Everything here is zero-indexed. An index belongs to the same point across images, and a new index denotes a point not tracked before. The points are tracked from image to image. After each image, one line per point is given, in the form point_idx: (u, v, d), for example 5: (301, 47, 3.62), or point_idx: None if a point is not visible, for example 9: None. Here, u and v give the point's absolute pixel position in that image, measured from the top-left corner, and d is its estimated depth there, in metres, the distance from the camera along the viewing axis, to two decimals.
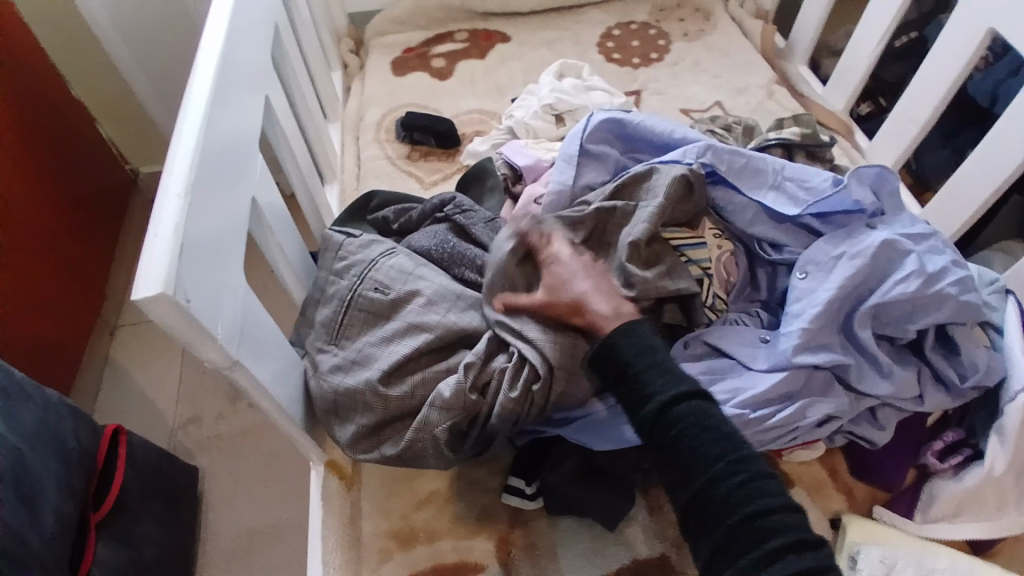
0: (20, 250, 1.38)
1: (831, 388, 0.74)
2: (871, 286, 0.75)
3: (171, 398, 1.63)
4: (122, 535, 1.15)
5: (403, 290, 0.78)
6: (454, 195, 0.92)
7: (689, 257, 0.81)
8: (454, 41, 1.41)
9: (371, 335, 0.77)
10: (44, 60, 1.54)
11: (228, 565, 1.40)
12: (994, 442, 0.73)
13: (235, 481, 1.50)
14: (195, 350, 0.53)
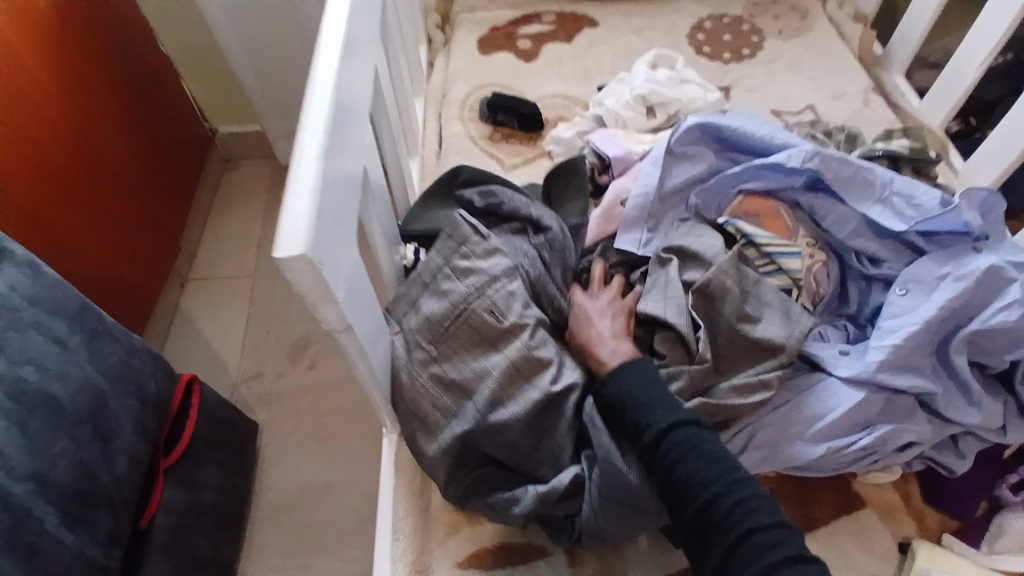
0: (103, 194, 1.44)
1: (915, 413, 0.73)
2: (973, 312, 0.72)
3: (235, 351, 1.70)
4: (187, 480, 1.18)
5: (517, 322, 0.76)
6: (550, 224, 0.86)
7: (780, 265, 0.82)
8: (542, 23, 1.39)
9: (473, 360, 0.76)
10: (128, 5, 1.57)
11: (279, 515, 1.46)
12: None
13: (289, 439, 1.56)
14: (316, 310, 0.56)
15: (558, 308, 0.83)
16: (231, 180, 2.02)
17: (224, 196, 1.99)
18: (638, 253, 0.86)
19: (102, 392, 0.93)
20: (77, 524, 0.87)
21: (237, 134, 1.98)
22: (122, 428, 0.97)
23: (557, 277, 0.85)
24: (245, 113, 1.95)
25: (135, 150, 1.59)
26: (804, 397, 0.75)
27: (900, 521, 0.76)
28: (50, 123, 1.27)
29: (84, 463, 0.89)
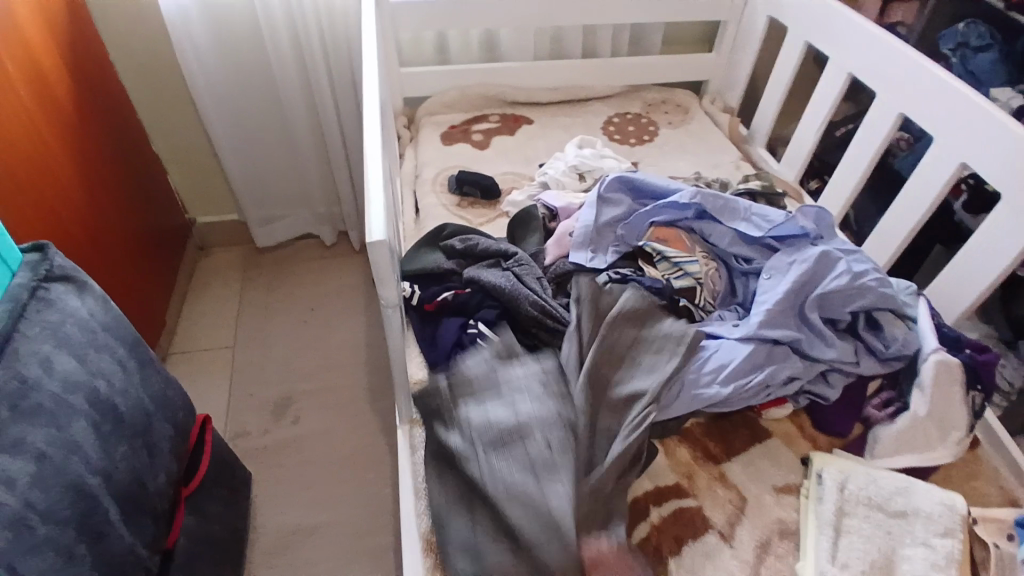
0: (109, 268, 1.62)
1: (791, 356, 1.02)
2: (816, 282, 1.05)
3: (218, 413, 1.80)
4: (198, 507, 1.28)
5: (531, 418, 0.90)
6: (516, 252, 1.16)
7: (685, 270, 1.14)
8: (489, 122, 1.77)
9: (500, 441, 0.88)
10: (126, 114, 1.83)
11: (272, 560, 1.53)
12: (917, 393, 0.98)
13: (278, 489, 1.65)
14: (381, 290, 0.84)
15: (531, 302, 1.06)
16: (205, 267, 2.19)
17: (200, 280, 2.15)
18: (587, 265, 1.14)
19: (149, 412, 1.08)
20: (129, 520, 0.98)
21: (216, 224, 2.19)
22: (163, 446, 1.11)
23: (529, 287, 1.09)
24: (223, 205, 2.18)
25: (134, 234, 1.78)
26: (689, 357, 1.02)
27: (799, 444, 1.02)
28: (72, 200, 1.47)
29: (136, 468, 1.00)
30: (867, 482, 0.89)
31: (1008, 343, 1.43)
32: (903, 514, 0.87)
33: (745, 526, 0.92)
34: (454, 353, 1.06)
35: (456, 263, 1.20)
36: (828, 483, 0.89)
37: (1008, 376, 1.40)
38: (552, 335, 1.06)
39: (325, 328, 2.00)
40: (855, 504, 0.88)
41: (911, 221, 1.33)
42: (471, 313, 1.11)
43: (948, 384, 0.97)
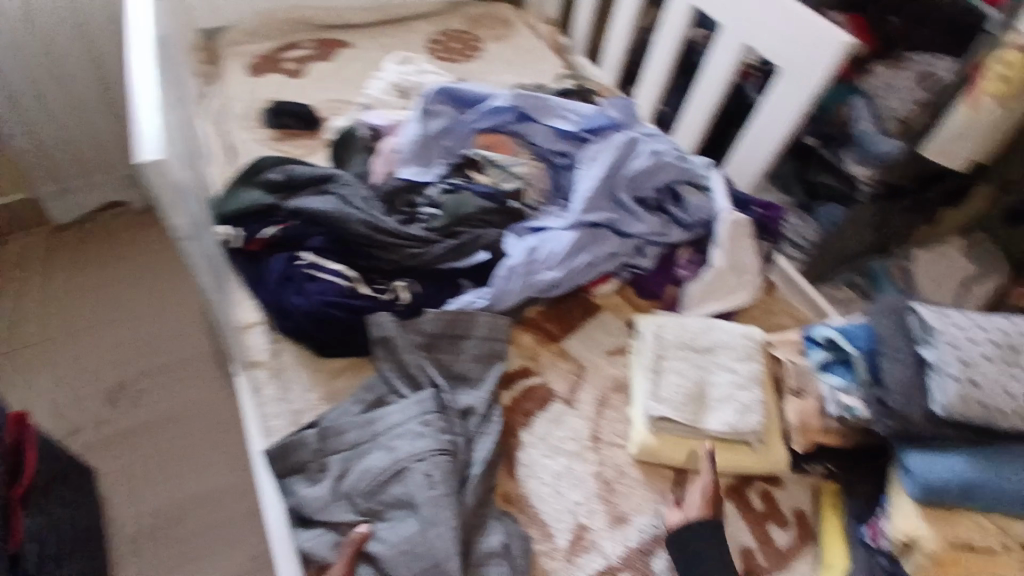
0: None
1: (609, 236, 1.12)
2: (624, 166, 1.15)
3: (50, 411, 1.53)
4: (39, 506, 1.20)
5: (372, 447, 0.87)
6: (337, 174, 1.13)
7: (513, 171, 1.19)
8: (301, 48, 1.65)
9: (349, 446, 0.88)
10: None
11: (142, 547, 1.37)
12: (715, 248, 1.11)
13: (142, 463, 1.48)
14: (166, 215, 0.81)
15: (363, 221, 1.04)
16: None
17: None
18: (416, 181, 1.15)
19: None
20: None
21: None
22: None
23: (355, 206, 1.07)
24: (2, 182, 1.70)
25: None
26: (523, 246, 1.07)
27: (626, 312, 1.15)
28: None
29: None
30: (679, 328, 1.02)
31: (803, 205, 1.49)
32: (710, 349, 1.00)
33: (583, 390, 1.04)
34: (284, 284, 1.04)
35: (277, 197, 1.14)
36: (647, 335, 1.01)
37: (801, 233, 1.46)
38: (385, 249, 1.05)
39: (161, 298, 1.75)
40: (671, 348, 1.00)
41: (707, 103, 1.44)
42: (301, 243, 1.09)
43: (742, 238, 1.12)
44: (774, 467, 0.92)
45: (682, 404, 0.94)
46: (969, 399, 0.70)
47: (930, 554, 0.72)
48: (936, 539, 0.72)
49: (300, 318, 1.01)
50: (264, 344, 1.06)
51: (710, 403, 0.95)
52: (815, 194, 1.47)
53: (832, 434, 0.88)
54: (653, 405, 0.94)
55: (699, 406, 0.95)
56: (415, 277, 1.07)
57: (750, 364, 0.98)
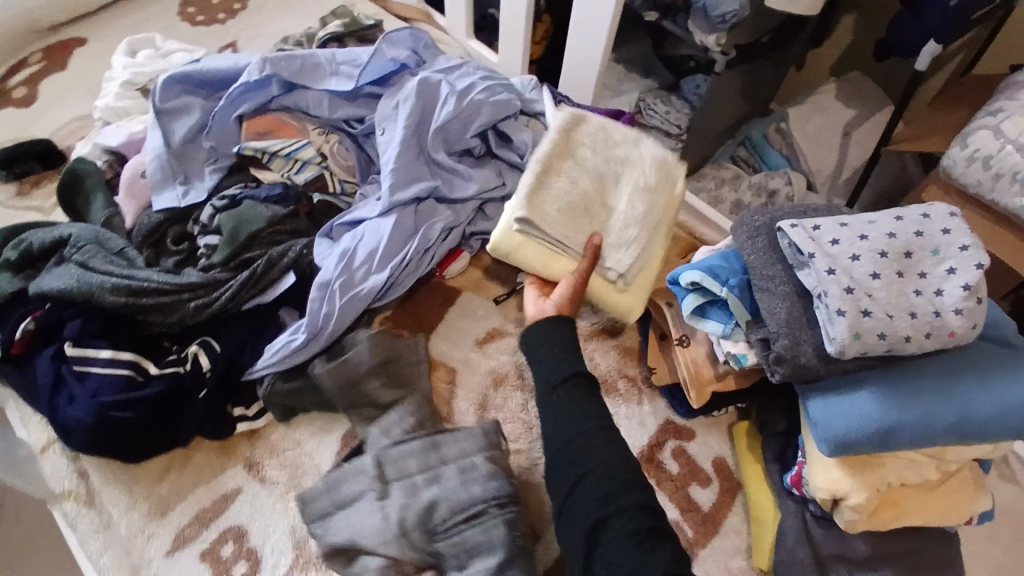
0: None
1: (437, 208, 0.93)
2: (430, 120, 0.94)
3: None
4: None
5: (444, 483, 0.76)
6: (72, 234, 0.88)
7: (302, 159, 0.96)
8: (27, 65, 1.28)
9: (444, 465, 0.77)
10: None
11: None
12: None
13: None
14: None
15: (113, 287, 0.82)
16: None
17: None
18: (180, 205, 0.93)
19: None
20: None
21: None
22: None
23: (103, 269, 0.84)
24: None
25: None
26: (337, 251, 0.88)
27: (488, 287, 0.99)
28: None
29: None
30: (599, 124, 0.82)
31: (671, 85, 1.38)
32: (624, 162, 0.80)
33: (460, 399, 0.90)
34: (57, 394, 0.82)
35: (25, 276, 0.91)
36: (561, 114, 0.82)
37: (677, 118, 1.32)
38: (163, 311, 0.84)
39: None
40: (579, 142, 0.81)
41: (522, 11, 1.15)
42: (60, 333, 0.87)
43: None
44: (628, 312, 0.81)
45: (574, 229, 0.77)
46: (864, 333, 0.59)
47: (858, 506, 0.67)
48: (862, 491, 0.66)
49: (81, 431, 0.79)
50: (65, 467, 0.84)
51: (596, 225, 0.78)
52: (680, 65, 1.35)
53: (727, 378, 0.77)
54: (545, 231, 0.77)
55: (589, 212, 0.78)
56: (214, 330, 0.87)
57: (660, 184, 0.81)
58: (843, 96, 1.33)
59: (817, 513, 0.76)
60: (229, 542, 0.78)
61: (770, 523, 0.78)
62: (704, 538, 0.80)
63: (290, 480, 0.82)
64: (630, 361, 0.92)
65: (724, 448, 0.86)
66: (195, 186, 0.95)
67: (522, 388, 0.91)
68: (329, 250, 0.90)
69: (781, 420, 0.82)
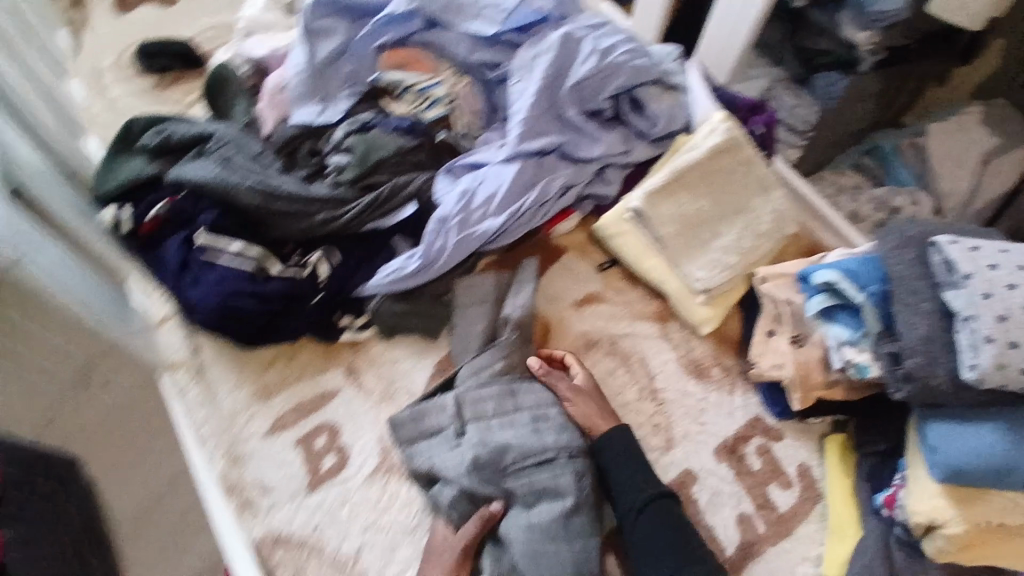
0: None
1: (560, 164, 0.92)
2: (568, 74, 0.93)
3: None
4: None
5: (513, 425, 0.81)
6: (216, 130, 0.92)
7: (433, 97, 0.97)
8: None
9: (521, 410, 0.82)
10: None
11: None
12: None
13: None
14: None
15: (250, 188, 0.87)
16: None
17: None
18: (316, 123, 0.96)
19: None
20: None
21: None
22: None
23: (243, 169, 0.89)
24: None
25: None
26: (457, 190, 0.90)
27: (592, 253, 0.98)
28: None
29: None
30: (741, 157, 0.88)
31: (800, 79, 1.21)
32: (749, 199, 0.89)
33: (550, 355, 0.91)
34: (183, 276, 0.88)
35: (161, 164, 0.95)
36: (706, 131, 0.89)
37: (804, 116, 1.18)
38: (290, 219, 0.88)
39: None
40: (721, 159, 0.87)
41: None
42: (191, 223, 0.90)
43: (737, 156, 0.88)
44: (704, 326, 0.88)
45: (677, 230, 0.85)
46: (1008, 366, 0.57)
47: (952, 538, 0.65)
48: (961, 523, 0.64)
49: (206, 314, 0.85)
50: (180, 342, 0.91)
51: (708, 237, 0.87)
52: (813, 58, 1.16)
53: (836, 388, 0.77)
54: (651, 227, 0.85)
55: (705, 230, 0.87)
56: (331, 244, 0.91)
57: (775, 232, 0.89)
58: (990, 120, 1.21)
59: (904, 539, 0.75)
60: (323, 434, 0.86)
61: (850, 539, 0.79)
62: (776, 537, 0.81)
63: (385, 392, 0.89)
64: (724, 351, 0.92)
65: (811, 458, 0.86)
66: (329, 109, 0.97)
67: (612, 355, 0.92)
68: (448, 187, 0.92)
69: (883, 442, 0.82)
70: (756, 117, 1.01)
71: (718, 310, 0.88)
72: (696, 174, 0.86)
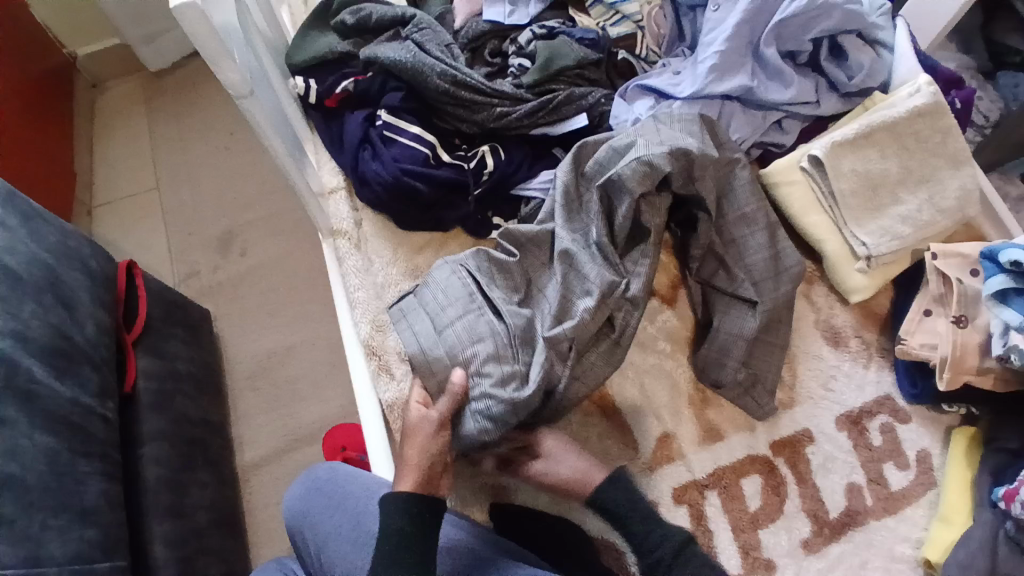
0: (51, 166, 1.46)
1: (740, 107, 0.91)
2: (774, 8, 0.88)
3: (161, 254, 1.52)
4: (155, 350, 1.14)
5: (588, 237, 0.85)
6: (415, 14, 0.97)
7: (622, 13, 0.98)
8: None
9: (575, 266, 0.83)
10: (31, 23, 1.49)
11: (255, 383, 1.39)
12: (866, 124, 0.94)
13: (243, 319, 1.44)
14: (217, 69, 0.68)
15: (441, 73, 0.90)
16: (107, 107, 1.68)
17: (105, 125, 1.66)
18: (505, 23, 0.97)
19: (51, 265, 0.95)
20: (66, 375, 0.91)
21: (100, 55, 1.64)
22: (81, 297, 0.98)
23: (434, 56, 0.92)
24: (102, 29, 1.61)
25: (54, 128, 1.51)
26: (639, 116, 0.91)
27: None
28: (19, 111, 1.39)
29: (52, 323, 0.91)
30: (935, 129, 0.87)
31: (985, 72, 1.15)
32: (929, 176, 0.87)
33: (676, 304, 0.91)
34: (362, 150, 0.94)
35: (353, 43, 1.00)
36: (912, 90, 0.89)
37: (984, 108, 1.10)
38: (471, 109, 0.92)
39: (237, 172, 1.58)
40: (909, 126, 0.87)
41: None
42: (376, 103, 0.96)
43: (937, 124, 0.87)
44: (852, 293, 0.87)
45: (854, 189, 0.85)
46: None
47: None
48: None
49: (378, 186, 0.91)
50: (345, 212, 0.96)
51: (881, 204, 0.86)
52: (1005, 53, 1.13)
53: (988, 376, 0.76)
54: (828, 178, 0.86)
55: (875, 201, 0.86)
56: (501, 142, 0.95)
57: (954, 212, 0.86)
58: None
59: (1013, 536, 0.72)
60: None
61: (956, 527, 0.76)
62: (882, 512, 0.80)
63: (450, 301, 0.82)
64: (867, 325, 0.89)
65: (934, 445, 0.83)
66: (509, 12, 0.97)
67: None
68: (619, 109, 0.93)
69: (1015, 439, 0.78)
70: (956, 90, 0.98)
71: (876, 282, 0.86)
72: (887, 133, 0.87)
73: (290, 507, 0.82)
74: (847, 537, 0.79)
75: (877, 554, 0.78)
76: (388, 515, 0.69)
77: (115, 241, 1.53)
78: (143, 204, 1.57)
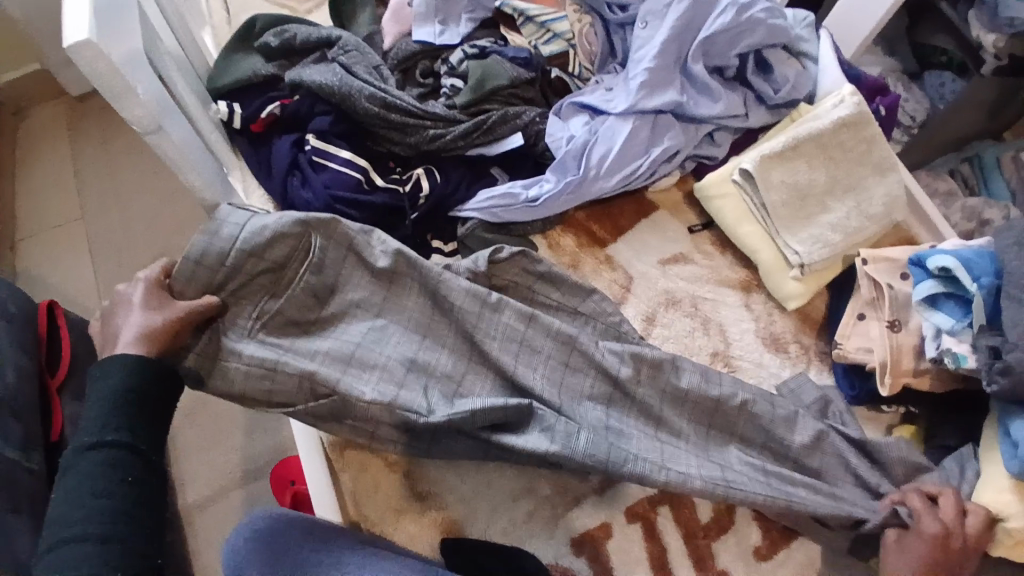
0: None
1: (674, 123, 0.92)
2: (698, 25, 0.90)
3: (89, 287, 1.43)
4: None
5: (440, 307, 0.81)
6: (341, 36, 0.94)
7: (553, 31, 0.97)
8: None
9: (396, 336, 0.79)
10: None
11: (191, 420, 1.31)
12: None
13: None
14: (121, 107, 0.66)
15: (370, 96, 0.88)
16: (30, 136, 1.57)
17: (27, 154, 1.56)
18: (435, 42, 0.96)
19: None
20: None
21: (20, 81, 1.54)
22: None
23: (363, 78, 0.90)
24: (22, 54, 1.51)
25: None
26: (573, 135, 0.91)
27: (685, 213, 0.96)
28: None
29: None
30: (858, 137, 0.90)
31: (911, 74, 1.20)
32: (856, 186, 0.90)
33: None
34: (291, 176, 0.91)
35: (279, 66, 0.96)
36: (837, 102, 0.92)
37: (911, 109, 1.15)
38: (404, 131, 0.90)
39: (169, 198, 1.51)
40: (834, 136, 0.89)
41: None
42: (305, 127, 0.93)
43: (859, 133, 0.90)
44: (790, 301, 0.88)
45: (785, 199, 0.87)
46: None
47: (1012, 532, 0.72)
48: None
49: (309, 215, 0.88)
50: None
51: (811, 214, 0.88)
52: (928, 55, 1.17)
53: (924, 377, 0.78)
54: (758, 192, 0.87)
55: (805, 211, 0.88)
56: (436, 164, 0.93)
57: (881, 218, 0.89)
58: None
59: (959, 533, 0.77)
60: None
61: None
62: None
63: (288, 256, 0.78)
64: (805, 330, 0.90)
65: None
66: (441, 31, 0.96)
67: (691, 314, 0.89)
68: (552, 127, 0.92)
69: (952, 437, 0.81)
70: (880, 98, 1.01)
71: (810, 288, 0.88)
72: (813, 144, 0.89)
73: (225, 558, 0.75)
74: (797, 540, 0.80)
75: (826, 555, 0.79)
76: (111, 376, 0.68)
77: (38, 277, 1.43)
78: (69, 235, 1.48)
